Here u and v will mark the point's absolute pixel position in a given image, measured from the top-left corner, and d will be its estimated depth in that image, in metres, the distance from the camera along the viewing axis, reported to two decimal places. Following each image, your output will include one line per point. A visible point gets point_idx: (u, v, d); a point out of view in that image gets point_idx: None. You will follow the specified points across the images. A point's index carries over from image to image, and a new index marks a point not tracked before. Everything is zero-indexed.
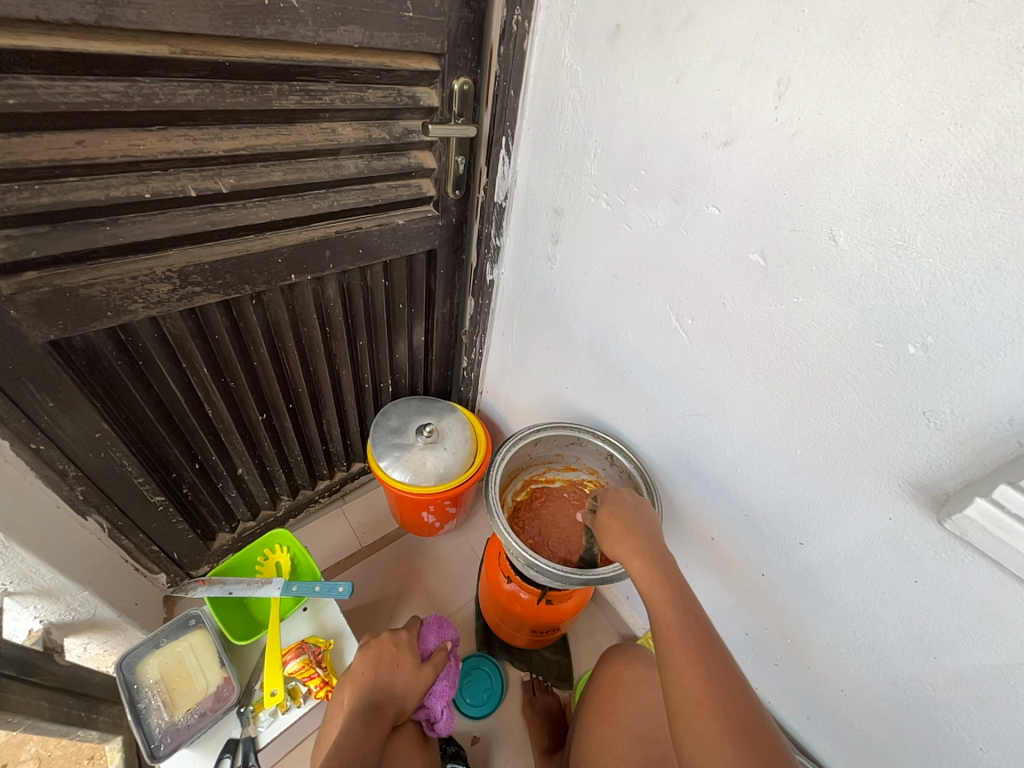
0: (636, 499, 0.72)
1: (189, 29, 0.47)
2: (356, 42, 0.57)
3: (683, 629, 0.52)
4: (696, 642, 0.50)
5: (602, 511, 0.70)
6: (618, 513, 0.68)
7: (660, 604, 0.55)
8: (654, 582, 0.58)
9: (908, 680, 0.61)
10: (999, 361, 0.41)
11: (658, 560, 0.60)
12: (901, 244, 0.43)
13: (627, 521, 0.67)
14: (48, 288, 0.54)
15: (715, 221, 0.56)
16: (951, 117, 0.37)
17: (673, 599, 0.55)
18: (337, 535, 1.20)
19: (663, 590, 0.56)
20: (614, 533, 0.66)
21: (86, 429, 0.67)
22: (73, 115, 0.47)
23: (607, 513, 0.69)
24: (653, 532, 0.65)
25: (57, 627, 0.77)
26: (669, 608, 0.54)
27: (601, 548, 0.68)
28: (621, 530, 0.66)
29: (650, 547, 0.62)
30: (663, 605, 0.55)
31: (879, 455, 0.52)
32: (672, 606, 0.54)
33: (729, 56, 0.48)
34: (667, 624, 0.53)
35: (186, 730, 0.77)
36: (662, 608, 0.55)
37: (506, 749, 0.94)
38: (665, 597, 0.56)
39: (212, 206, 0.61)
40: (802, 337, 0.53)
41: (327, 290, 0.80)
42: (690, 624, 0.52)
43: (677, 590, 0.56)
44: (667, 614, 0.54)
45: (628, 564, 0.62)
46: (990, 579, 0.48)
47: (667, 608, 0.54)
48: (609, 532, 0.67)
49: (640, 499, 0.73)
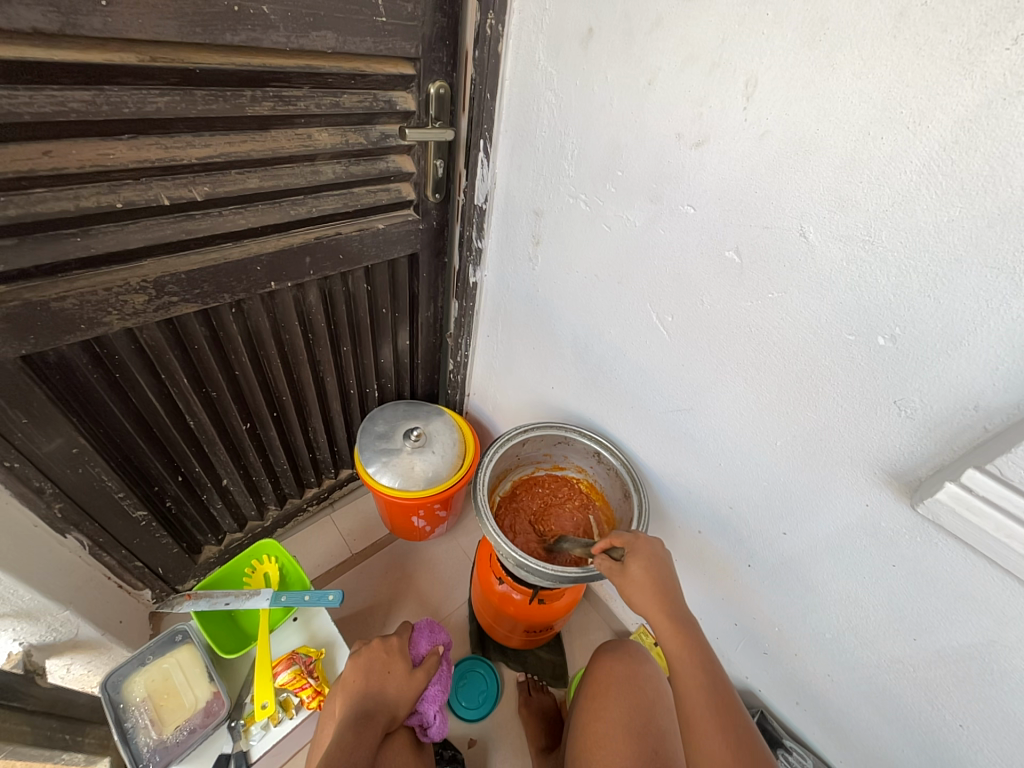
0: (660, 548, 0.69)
1: (156, 37, 0.47)
2: (330, 47, 0.57)
3: (709, 700, 0.58)
4: (720, 714, 0.57)
5: (634, 564, 0.66)
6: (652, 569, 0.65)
7: (688, 677, 0.60)
8: (684, 654, 0.60)
9: (890, 662, 0.62)
10: (964, 348, 0.42)
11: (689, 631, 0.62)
12: (868, 239, 0.44)
13: (661, 584, 0.65)
14: (19, 302, 0.52)
15: (690, 219, 0.57)
16: (911, 116, 0.39)
17: (701, 674, 0.60)
18: (326, 543, 1.19)
19: (692, 663, 0.60)
20: (643, 586, 0.65)
21: (63, 444, 0.65)
22: (39, 125, 0.46)
23: (637, 566, 0.66)
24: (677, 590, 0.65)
25: (38, 649, 0.74)
26: (696, 682, 0.59)
27: (630, 601, 0.66)
28: (651, 587, 0.64)
29: (675, 611, 0.63)
30: (692, 680, 0.59)
31: (854, 445, 0.54)
32: (701, 684, 0.59)
33: (697, 59, 0.49)
34: (694, 697, 0.59)
35: (176, 747, 0.76)
36: (688, 681, 0.60)
37: (503, 750, 0.94)
38: (693, 672, 0.60)
39: (186, 215, 0.60)
40: (778, 331, 0.54)
41: (308, 297, 0.80)
42: (716, 696, 0.58)
43: (706, 662, 0.60)
44: (693, 689, 0.59)
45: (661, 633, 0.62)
46: (962, 559, 0.50)
47: (695, 684, 0.59)
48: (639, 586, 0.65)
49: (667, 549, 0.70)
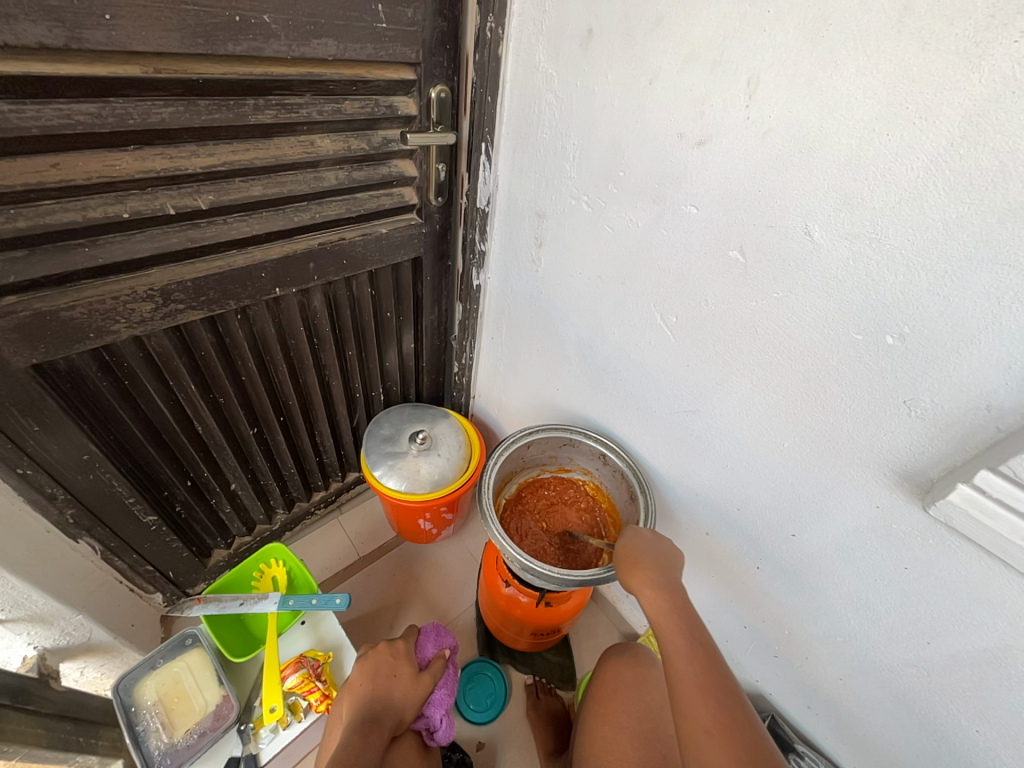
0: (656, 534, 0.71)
1: (160, 49, 0.47)
2: (330, 55, 0.57)
3: (691, 656, 0.55)
4: (704, 672, 0.53)
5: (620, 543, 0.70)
6: (637, 545, 0.68)
7: (668, 629, 0.59)
8: (663, 609, 0.60)
9: (903, 666, 0.61)
10: (974, 348, 0.42)
11: (669, 589, 0.62)
12: (875, 237, 0.43)
13: (643, 554, 0.67)
14: (29, 312, 0.53)
15: (694, 219, 0.57)
16: (917, 111, 0.38)
17: (683, 627, 0.59)
18: (334, 546, 1.20)
19: (672, 618, 0.59)
20: (627, 562, 0.67)
21: (74, 451, 0.67)
22: (46, 137, 0.46)
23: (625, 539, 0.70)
24: (665, 562, 0.66)
25: (52, 652, 0.75)
26: (678, 634, 0.58)
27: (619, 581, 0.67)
28: (634, 560, 0.66)
29: (660, 575, 0.64)
30: (672, 633, 0.58)
31: (864, 446, 0.53)
32: (681, 636, 0.58)
33: (699, 58, 0.49)
34: (677, 652, 0.56)
35: (186, 750, 0.77)
36: (670, 633, 0.58)
37: (512, 753, 0.94)
38: (673, 624, 0.59)
39: (191, 223, 0.60)
40: (785, 332, 0.54)
41: (313, 302, 0.80)
42: (698, 650, 0.56)
43: (685, 618, 0.59)
44: (674, 641, 0.57)
45: (640, 596, 0.63)
46: (977, 563, 0.49)
47: (676, 636, 0.58)
48: (622, 568, 0.67)
49: (659, 535, 0.71)
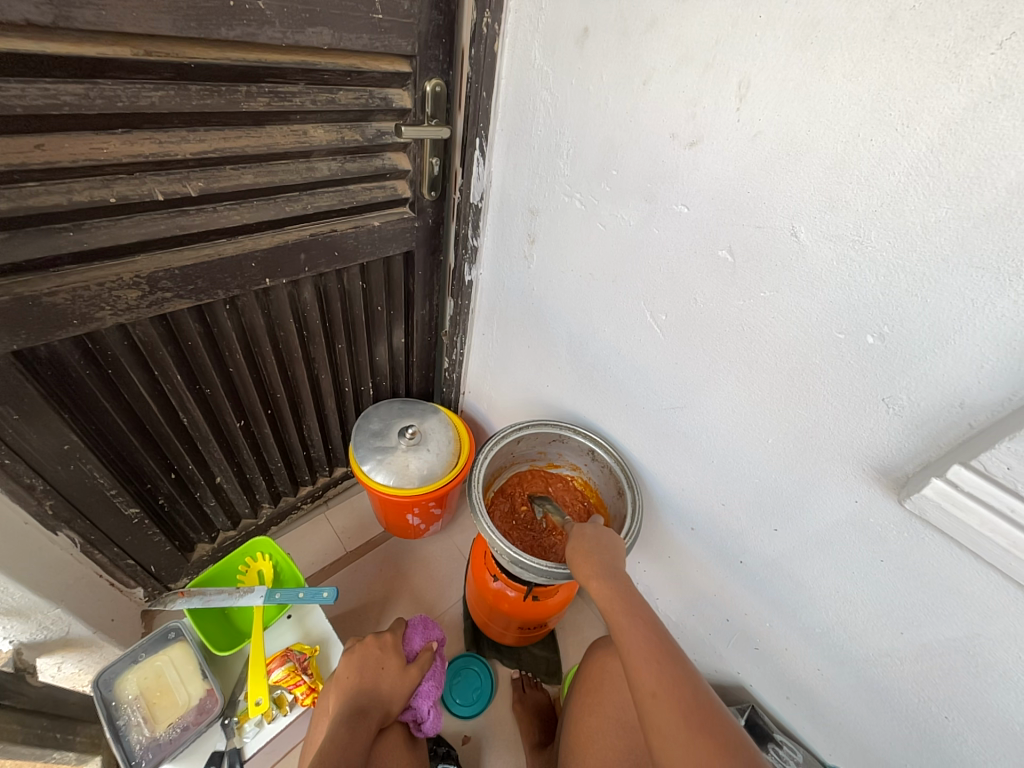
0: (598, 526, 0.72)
1: (151, 31, 0.47)
2: (326, 44, 0.57)
3: (636, 629, 0.56)
4: (648, 639, 0.55)
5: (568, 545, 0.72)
6: (581, 541, 0.70)
7: (613, 608, 0.59)
8: (607, 590, 0.61)
9: (879, 656, 0.63)
10: (950, 347, 0.43)
11: (611, 573, 0.63)
12: (858, 239, 0.45)
13: (588, 548, 0.68)
14: (10, 296, 0.52)
15: (684, 219, 0.58)
16: (899, 118, 0.39)
17: (625, 604, 0.59)
18: (320, 542, 1.19)
19: (616, 597, 0.60)
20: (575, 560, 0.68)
21: (54, 442, 0.65)
22: (31, 118, 0.45)
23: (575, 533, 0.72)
24: (604, 550, 0.67)
25: (29, 646, 0.73)
26: (621, 611, 0.58)
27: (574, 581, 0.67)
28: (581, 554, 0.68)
29: (602, 562, 0.65)
30: (616, 612, 0.58)
31: (844, 442, 0.54)
32: (625, 614, 0.58)
33: (692, 59, 0.50)
34: (622, 630, 0.57)
35: (168, 744, 0.76)
36: (614, 611, 0.59)
37: (498, 747, 0.95)
38: (619, 602, 0.59)
39: (180, 210, 0.59)
40: (769, 330, 0.55)
41: (303, 294, 0.79)
42: (642, 624, 0.56)
43: (627, 594, 0.60)
44: (619, 618, 0.58)
45: (587, 586, 0.63)
46: (948, 553, 0.51)
47: (621, 614, 0.58)
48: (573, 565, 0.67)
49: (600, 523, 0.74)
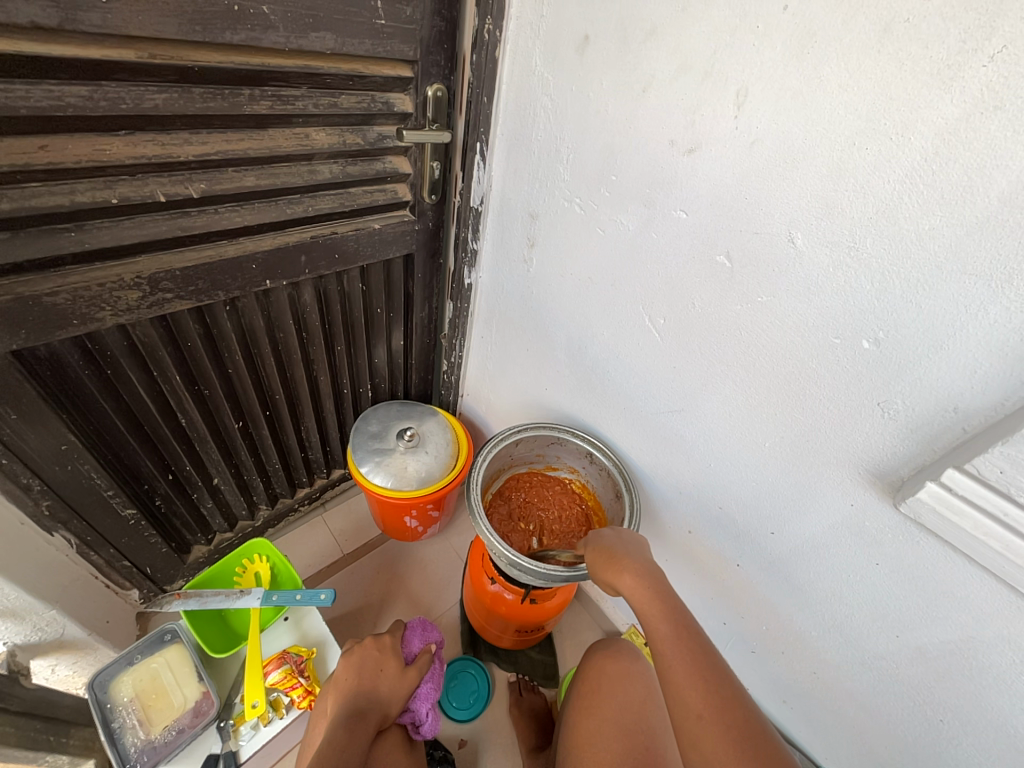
0: (613, 528, 0.72)
1: (155, 34, 0.47)
2: (328, 49, 0.57)
3: (678, 642, 0.55)
4: (692, 656, 0.54)
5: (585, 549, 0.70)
6: (600, 542, 0.69)
7: (654, 617, 0.58)
8: (645, 595, 0.59)
9: (875, 659, 0.64)
10: (944, 352, 0.44)
11: (649, 574, 0.61)
12: (852, 246, 0.46)
13: (611, 547, 0.66)
14: (11, 296, 0.52)
15: (682, 224, 0.58)
16: (893, 128, 0.40)
17: (666, 612, 0.58)
18: (317, 544, 1.19)
19: (656, 604, 0.58)
20: (599, 561, 0.66)
21: (52, 441, 0.65)
22: (34, 119, 0.46)
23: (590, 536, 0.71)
24: (628, 548, 0.66)
25: (23, 648, 0.73)
26: (662, 621, 0.57)
27: (598, 584, 0.66)
28: (603, 555, 0.66)
29: (636, 561, 0.63)
30: (658, 622, 0.57)
31: (840, 445, 0.55)
32: (667, 625, 0.57)
33: (691, 68, 0.51)
34: (664, 641, 0.56)
35: (164, 747, 0.76)
36: (655, 622, 0.58)
37: (495, 750, 0.95)
38: (660, 610, 0.58)
39: (182, 212, 0.60)
40: (767, 334, 0.56)
41: (303, 296, 0.80)
42: (685, 637, 0.56)
43: (669, 602, 0.58)
44: (660, 629, 0.57)
45: (619, 584, 0.62)
46: (942, 556, 0.51)
47: (662, 624, 0.57)
48: (600, 567, 0.65)
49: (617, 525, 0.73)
